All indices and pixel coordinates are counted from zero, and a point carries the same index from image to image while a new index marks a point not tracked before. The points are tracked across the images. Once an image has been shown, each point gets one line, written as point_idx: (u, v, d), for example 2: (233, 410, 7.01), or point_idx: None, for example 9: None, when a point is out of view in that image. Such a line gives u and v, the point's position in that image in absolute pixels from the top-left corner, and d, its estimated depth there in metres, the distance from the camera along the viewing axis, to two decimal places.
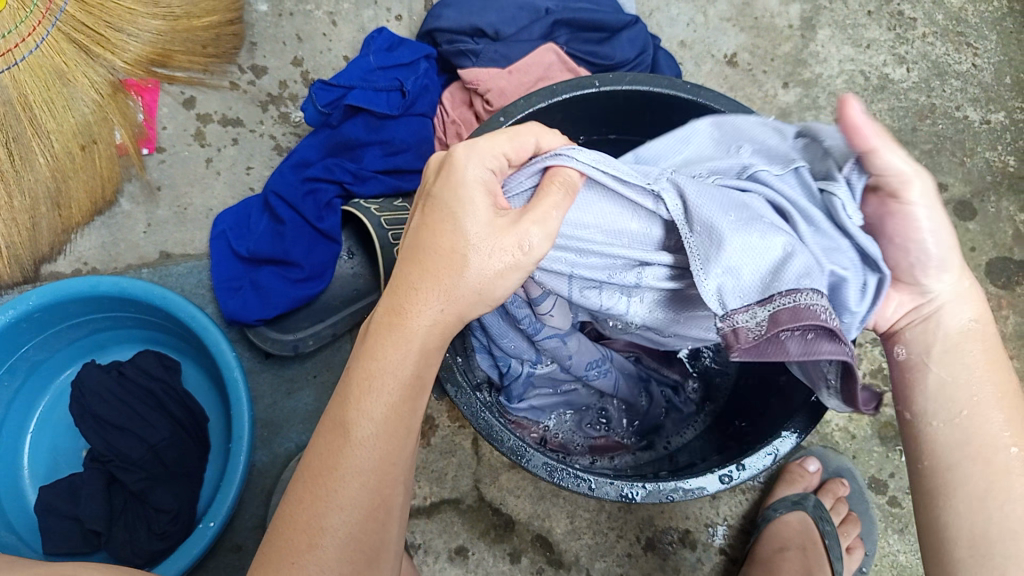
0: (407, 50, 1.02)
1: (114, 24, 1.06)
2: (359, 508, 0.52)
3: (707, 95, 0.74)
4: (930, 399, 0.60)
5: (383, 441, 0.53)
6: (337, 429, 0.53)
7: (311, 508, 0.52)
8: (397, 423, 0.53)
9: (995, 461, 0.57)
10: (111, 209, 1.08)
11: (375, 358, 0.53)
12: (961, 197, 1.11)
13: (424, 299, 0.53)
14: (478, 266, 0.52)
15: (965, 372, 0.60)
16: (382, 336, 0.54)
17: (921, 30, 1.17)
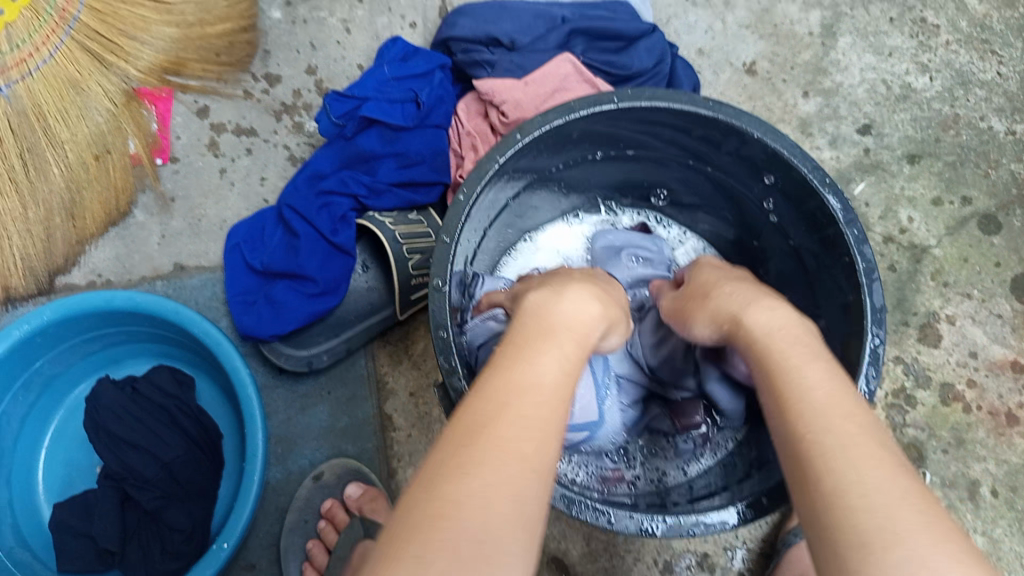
0: (422, 60, 1.01)
1: (128, 33, 1.05)
2: (509, 509, 0.43)
3: (729, 112, 0.72)
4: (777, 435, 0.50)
5: (527, 443, 0.47)
6: (475, 433, 0.46)
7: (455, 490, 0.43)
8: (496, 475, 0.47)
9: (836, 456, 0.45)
10: (126, 220, 1.07)
11: (508, 380, 0.50)
12: (985, 211, 1.09)
13: (540, 351, 0.53)
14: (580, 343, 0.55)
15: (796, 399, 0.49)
16: (511, 369, 0.51)
17: (945, 37, 1.15)
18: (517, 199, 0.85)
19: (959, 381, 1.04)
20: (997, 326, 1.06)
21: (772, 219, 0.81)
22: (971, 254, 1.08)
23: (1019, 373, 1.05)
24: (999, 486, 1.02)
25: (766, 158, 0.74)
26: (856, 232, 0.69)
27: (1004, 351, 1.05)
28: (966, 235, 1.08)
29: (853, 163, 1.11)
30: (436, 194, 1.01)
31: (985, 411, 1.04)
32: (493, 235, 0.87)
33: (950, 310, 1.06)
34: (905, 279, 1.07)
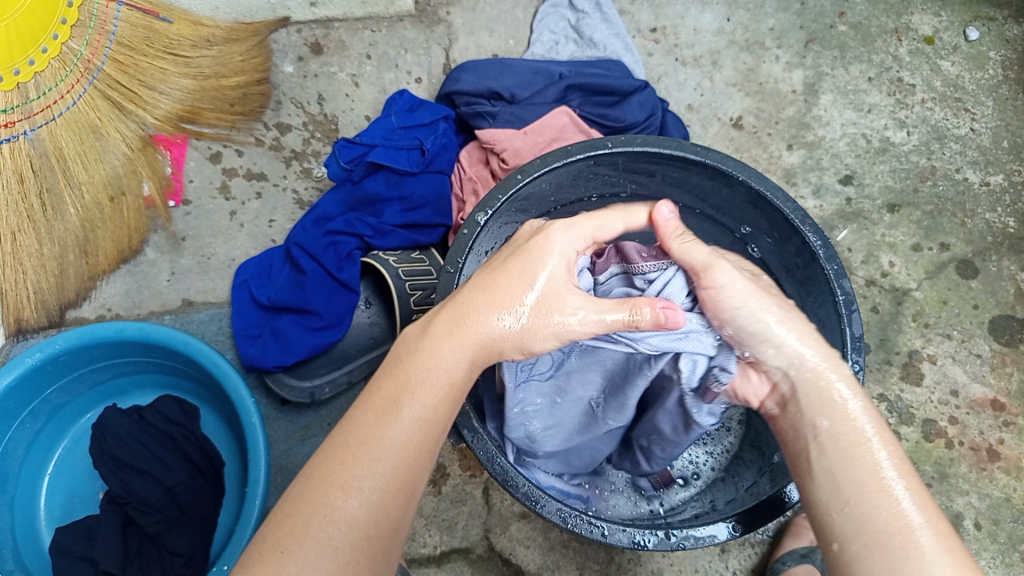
0: (427, 111, 1.08)
1: (147, 83, 1.10)
2: (387, 482, 0.53)
3: (715, 156, 0.78)
4: (847, 480, 0.52)
5: (420, 430, 0.55)
6: (387, 405, 0.56)
7: (340, 472, 0.53)
8: (425, 432, 0.56)
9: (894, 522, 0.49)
10: (137, 258, 1.12)
11: (425, 353, 0.58)
12: (962, 256, 1.13)
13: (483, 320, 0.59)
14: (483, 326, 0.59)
15: (857, 444, 0.54)
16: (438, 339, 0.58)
17: (920, 95, 1.22)
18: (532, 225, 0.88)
19: (940, 418, 1.07)
20: (977, 365, 1.09)
21: (758, 258, 0.87)
22: (952, 297, 1.12)
23: (999, 411, 1.07)
24: (982, 520, 1.03)
25: (752, 199, 0.80)
26: (836, 268, 0.75)
27: (983, 390, 1.08)
28: (943, 279, 1.13)
29: (835, 212, 1.16)
30: (438, 235, 1.06)
31: (967, 446, 1.06)
32: None
33: (930, 349, 1.09)
34: (888, 319, 1.11)
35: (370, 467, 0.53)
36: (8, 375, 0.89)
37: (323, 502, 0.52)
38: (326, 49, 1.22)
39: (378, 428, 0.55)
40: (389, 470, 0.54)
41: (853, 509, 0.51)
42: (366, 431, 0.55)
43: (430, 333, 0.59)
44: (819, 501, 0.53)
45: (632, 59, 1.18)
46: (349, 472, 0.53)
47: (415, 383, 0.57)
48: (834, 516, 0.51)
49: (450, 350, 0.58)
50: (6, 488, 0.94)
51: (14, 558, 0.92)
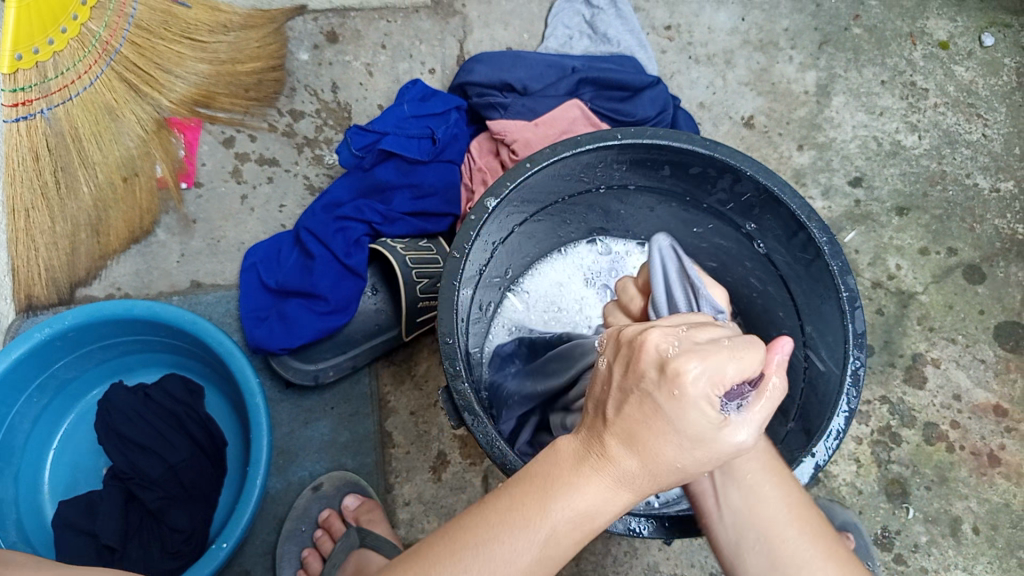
0: (439, 101, 1.09)
1: (163, 66, 1.12)
2: None
3: (723, 150, 0.78)
4: (760, 539, 0.53)
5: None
6: (471, 560, 0.46)
7: (448, 562, 0.47)
8: (567, 542, 0.47)
9: (772, 539, 0.53)
10: (148, 239, 1.12)
11: (533, 482, 0.48)
12: (969, 261, 1.13)
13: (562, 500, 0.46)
14: (561, 508, 0.46)
15: (756, 494, 0.54)
16: (493, 520, 0.47)
17: (933, 100, 1.21)
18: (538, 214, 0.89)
19: (942, 422, 1.07)
20: (981, 370, 1.09)
21: (764, 254, 0.88)
22: (958, 301, 1.11)
23: (1002, 417, 1.07)
24: (980, 524, 1.03)
25: (758, 194, 0.80)
26: (839, 265, 0.76)
27: (986, 395, 1.08)
28: (950, 283, 1.12)
29: (844, 213, 1.16)
30: (446, 224, 1.07)
31: (968, 451, 1.06)
32: (507, 245, 0.89)
33: (935, 353, 1.09)
34: (893, 321, 1.10)
35: (534, 548, 0.46)
36: (17, 349, 0.90)
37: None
38: (341, 38, 1.22)
39: (551, 504, 0.47)
40: (547, 561, 0.47)
41: (760, 550, 0.53)
42: (497, 527, 0.47)
43: (583, 457, 0.47)
44: (732, 546, 0.54)
45: (645, 55, 1.19)
46: (452, 570, 0.46)
47: (518, 532, 0.46)
48: (745, 556, 0.53)
49: (600, 487, 0.46)
50: (11, 460, 0.95)
51: (17, 529, 0.93)
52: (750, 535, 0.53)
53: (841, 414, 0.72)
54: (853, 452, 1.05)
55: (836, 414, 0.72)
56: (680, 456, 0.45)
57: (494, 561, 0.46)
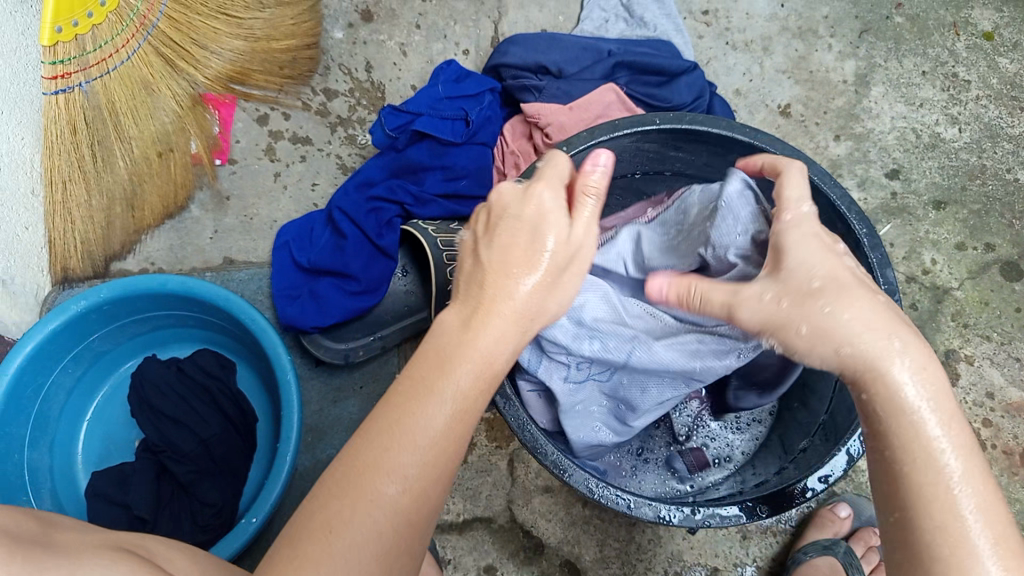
0: (473, 82, 1.08)
1: (199, 41, 1.11)
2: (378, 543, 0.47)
3: (764, 139, 0.77)
4: (923, 495, 0.45)
5: (430, 460, 0.49)
6: (390, 433, 0.49)
7: (382, 460, 0.48)
8: (476, 398, 0.52)
9: (953, 521, 0.45)
10: (182, 214, 1.14)
11: (437, 365, 0.51)
12: (1007, 258, 1.12)
13: (459, 367, 0.51)
14: (454, 379, 0.51)
15: (926, 444, 0.46)
16: (414, 396, 0.50)
17: (975, 92, 1.19)
18: None
19: (974, 419, 1.06)
20: (1016, 369, 1.08)
21: None
22: (993, 298, 1.10)
23: None
24: None
25: None
26: (878, 258, 0.74)
27: (1020, 393, 1.07)
28: (986, 279, 1.11)
29: (880, 205, 1.15)
30: (478, 207, 1.07)
31: (1000, 449, 1.05)
32: None
33: (968, 349, 1.08)
34: (926, 317, 1.09)
35: (439, 407, 0.50)
36: (54, 321, 0.91)
37: (367, 491, 0.48)
38: (376, 17, 1.22)
39: (441, 377, 0.51)
40: (455, 415, 0.51)
41: (929, 508, 0.45)
42: (413, 412, 0.50)
43: (469, 320, 0.53)
44: (906, 515, 0.46)
45: (683, 41, 1.17)
46: (393, 460, 0.48)
47: (422, 401, 0.50)
48: (913, 520, 0.46)
49: (512, 311, 0.54)
50: (47, 430, 0.97)
51: (52, 497, 0.95)
52: (914, 484, 0.46)
53: None
54: None
55: None
56: (552, 285, 0.55)
57: (402, 435, 0.49)
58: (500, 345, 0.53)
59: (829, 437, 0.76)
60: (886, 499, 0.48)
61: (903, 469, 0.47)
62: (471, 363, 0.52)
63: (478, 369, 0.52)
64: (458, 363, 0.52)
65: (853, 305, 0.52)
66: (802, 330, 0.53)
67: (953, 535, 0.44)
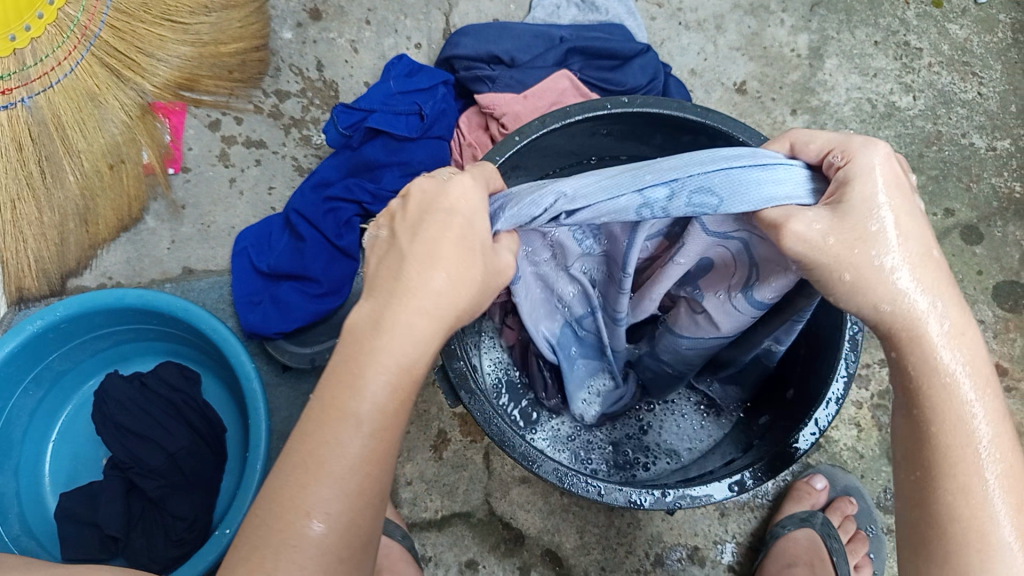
0: (426, 76, 1.07)
1: (145, 50, 1.09)
2: (343, 504, 0.46)
3: (715, 117, 0.77)
4: (950, 447, 0.49)
5: (380, 428, 0.47)
6: (333, 407, 0.47)
7: (300, 495, 0.46)
8: (397, 407, 0.48)
9: (974, 479, 0.48)
10: (137, 226, 1.12)
11: (373, 339, 0.48)
12: (967, 222, 1.13)
13: (383, 342, 0.48)
14: (386, 350, 0.48)
15: (954, 401, 0.50)
16: (350, 370, 0.48)
17: (928, 59, 1.20)
18: None
19: None
20: (980, 331, 1.09)
21: None
22: (956, 263, 1.11)
23: (1002, 377, 1.07)
24: None
25: None
26: None
27: (987, 355, 1.08)
28: (948, 245, 1.12)
29: None
30: None
31: None
32: None
33: None
34: None
35: (370, 391, 0.47)
36: (9, 343, 0.89)
37: (289, 530, 0.46)
38: (325, 15, 1.20)
39: (348, 397, 0.47)
40: (395, 396, 0.48)
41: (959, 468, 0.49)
42: (328, 438, 0.47)
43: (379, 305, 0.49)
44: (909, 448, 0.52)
45: (635, 23, 1.17)
46: (311, 494, 0.46)
47: (362, 379, 0.47)
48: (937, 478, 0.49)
49: (416, 324, 0.48)
50: (10, 454, 0.95)
51: (19, 522, 0.93)
52: (944, 445, 0.49)
53: (840, 379, 0.71)
54: (854, 417, 1.05)
55: (835, 379, 0.71)
56: (468, 263, 0.50)
57: (346, 416, 0.47)
58: (419, 313, 0.48)
59: (792, 417, 0.76)
60: (910, 444, 0.52)
61: (932, 428, 0.50)
62: (396, 344, 0.48)
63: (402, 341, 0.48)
64: (376, 346, 0.48)
65: (906, 244, 0.51)
66: (847, 278, 0.50)
67: (976, 495, 0.48)
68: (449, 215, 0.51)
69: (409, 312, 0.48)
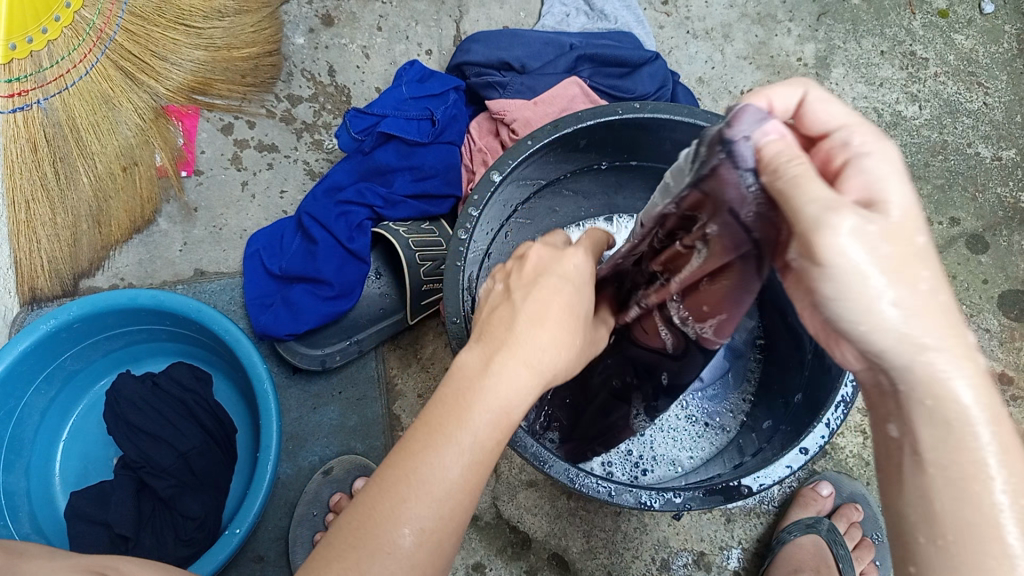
0: (437, 82, 1.08)
1: (158, 53, 1.10)
2: (431, 524, 0.47)
3: (725, 124, 0.78)
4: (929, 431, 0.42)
5: (475, 465, 0.47)
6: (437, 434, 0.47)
7: (393, 511, 0.46)
8: (487, 457, 0.48)
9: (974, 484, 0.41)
10: (149, 228, 1.13)
11: (486, 380, 0.48)
12: (973, 231, 1.13)
13: (499, 387, 0.48)
14: (499, 391, 0.48)
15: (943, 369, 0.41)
16: (456, 403, 0.48)
17: (933, 69, 1.21)
18: (541, 195, 0.89)
19: None
20: (986, 339, 1.09)
21: None
22: (961, 271, 1.12)
23: (1007, 386, 1.08)
24: None
25: None
26: None
27: (991, 363, 1.09)
28: (953, 254, 1.12)
29: None
30: (448, 206, 1.07)
31: None
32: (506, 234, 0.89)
33: None
34: None
35: (472, 435, 0.47)
36: (22, 342, 0.90)
37: (374, 543, 0.46)
38: (337, 21, 1.22)
39: (454, 427, 0.47)
40: (487, 447, 0.48)
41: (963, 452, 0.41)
42: (411, 470, 0.47)
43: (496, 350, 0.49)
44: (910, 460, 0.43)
45: (643, 32, 1.18)
46: (405, 511, 0.46)
47: (466, 420, 0.47)
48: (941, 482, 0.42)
49: (521, 366, 0.48)
50: (22, 452, 0.96)
51: (30, 519, 0.94)
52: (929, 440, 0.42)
53: (848, 385, 0.71)
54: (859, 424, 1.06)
55: (843, 385, 0.72)
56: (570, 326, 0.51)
57: (446, 454, 0.47)
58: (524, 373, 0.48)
59: (793, 422, 0.78)
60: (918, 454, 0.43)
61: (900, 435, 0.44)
62: (512, 384, 0.48)
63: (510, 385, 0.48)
64: (489, 381, 0.48)
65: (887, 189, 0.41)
66: (795, 255, 0.44)
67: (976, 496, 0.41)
68: (561, 281, 0.53)
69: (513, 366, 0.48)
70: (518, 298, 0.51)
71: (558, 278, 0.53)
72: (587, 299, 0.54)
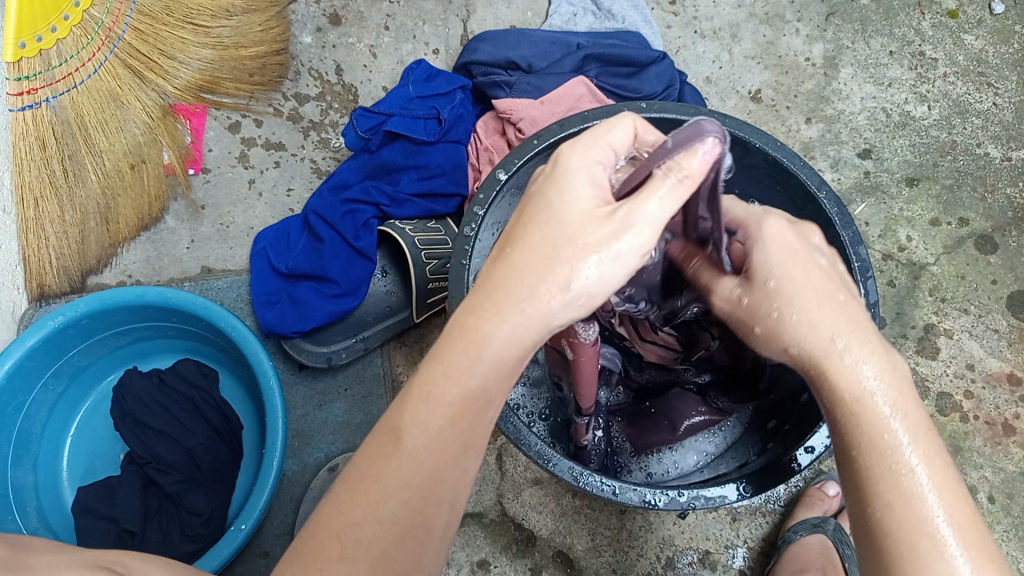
0: (444, 81, 1.08)
1: (167, 52, 1.11)
2: (396, 522, 0.45)
3: (733, 123, 0.77)
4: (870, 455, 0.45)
5: (437, 454, 0.45)
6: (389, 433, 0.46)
7: (340, 520, 0.45)
8: (455, 437, 0.45)
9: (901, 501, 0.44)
10: (158, 226, 1.13)
11: (442, 364, 0.45)
12: (982, 231, 1.13)
13: (457, 374, 0.44)
14: (466, 374, 0.44)
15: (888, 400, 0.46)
16: (411, 395, 0.45)
17: (942, 69, 1.20)
18: None
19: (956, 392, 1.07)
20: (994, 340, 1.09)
21: None
22: (970, 272, 1.11)
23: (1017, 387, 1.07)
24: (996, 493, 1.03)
25: (768, 166, 0.79)
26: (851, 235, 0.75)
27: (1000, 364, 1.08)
28: (962, 254, 1.12)
29: (854, 185, 1.16)
30: (454, 205, 1.06)
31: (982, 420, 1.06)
32: None
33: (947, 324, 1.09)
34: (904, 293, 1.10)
35: (428, 429, 0.45)
36: (31, 337, 0.90)
37: (320, 552, 0.45)
38: (344, 20, 1.22)
39: (407, 420, 0.45)
40: (448, 436, 0.45)
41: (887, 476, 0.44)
42: (374, 465, 0.45)
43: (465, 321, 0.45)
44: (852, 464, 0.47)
45: (651, 31, 1.17)
46: (354, 517, 0.45)
47: (420, 412, 0.45)
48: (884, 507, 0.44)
49: (497, 337, 0.44)
50: (29, 447, 0.96)
51: (37, 515, 0.94)
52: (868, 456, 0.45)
53: None
54: None
55: None
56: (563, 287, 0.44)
57: (404, 450, 0.45)
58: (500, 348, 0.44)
59: (798, 422, 0.77)
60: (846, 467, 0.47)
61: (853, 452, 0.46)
62: (476, 366, 0.44)
63: (473, 365, 0.44)
64: (452, 362, 0.44)
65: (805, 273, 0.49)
66: (758, 330, 0.51)
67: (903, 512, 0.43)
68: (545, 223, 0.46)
69: (489, 329, 0.44)
70: (505, 255, 0.46)
71: (557, 225, 0.45)
72: (613, 262, 0.43)
